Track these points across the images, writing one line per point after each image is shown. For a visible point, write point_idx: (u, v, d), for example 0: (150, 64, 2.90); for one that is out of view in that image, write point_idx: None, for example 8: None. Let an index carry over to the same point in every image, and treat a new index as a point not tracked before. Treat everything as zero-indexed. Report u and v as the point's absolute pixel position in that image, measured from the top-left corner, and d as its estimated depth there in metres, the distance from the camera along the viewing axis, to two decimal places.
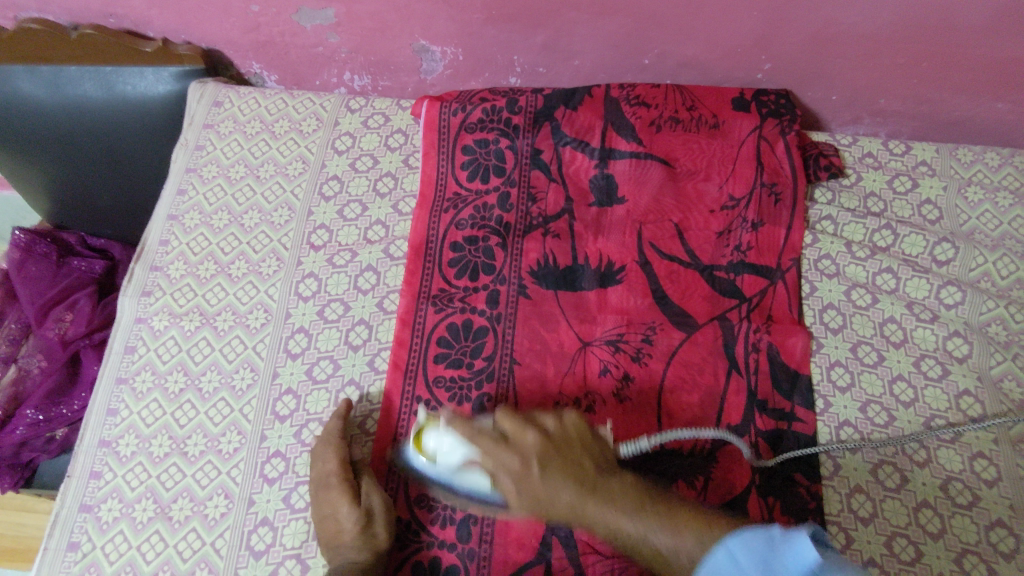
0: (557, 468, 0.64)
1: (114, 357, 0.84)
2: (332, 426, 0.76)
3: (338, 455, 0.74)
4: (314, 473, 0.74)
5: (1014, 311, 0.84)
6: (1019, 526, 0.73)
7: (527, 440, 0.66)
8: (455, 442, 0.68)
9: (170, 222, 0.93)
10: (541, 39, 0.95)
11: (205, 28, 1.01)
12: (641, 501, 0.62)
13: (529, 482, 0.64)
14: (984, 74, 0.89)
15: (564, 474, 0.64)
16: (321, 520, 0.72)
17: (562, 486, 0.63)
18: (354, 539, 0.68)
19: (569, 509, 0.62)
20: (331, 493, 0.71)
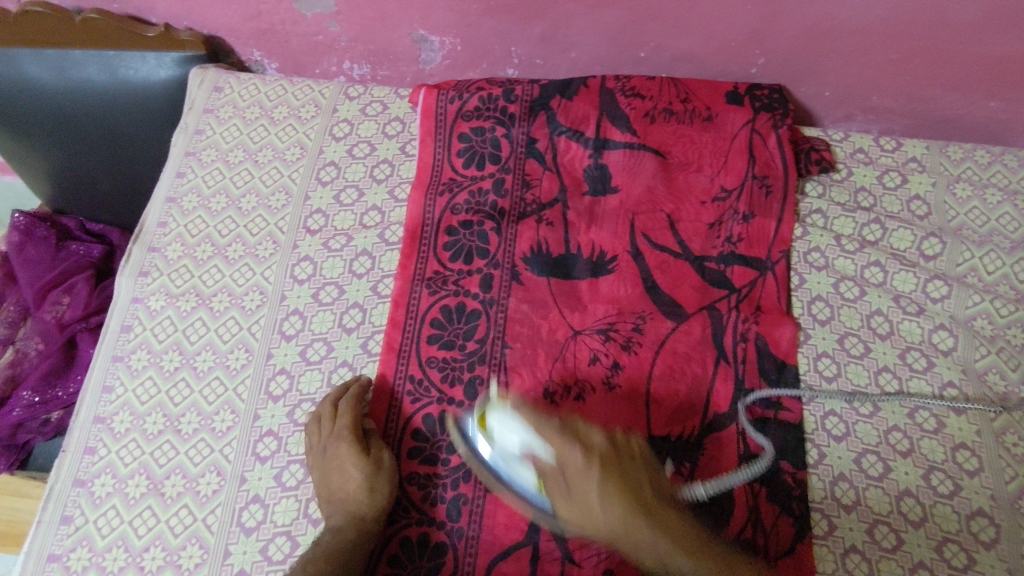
0: (610, 478, 0.65)
1: (110, 335, 0.85)
2: (353, 389, 0.79)
3: (351, 415, 0.76)
4: (325, 426, 0.76)
5: (1000, 305, 0.86)
6: (999, 515, 0.74)
7: (573, 457, 0.66)
8: (518, 429, 0.69)
9: (168, 204, 0.94)
10: (538, 31, 0.96)
11: (206, 15, 1.01)
12: (689, 550, 0.62)
13: (579, 485, 0.65)
14: (974, 72, 0.90)
15: (619, 496, 0.64)
16: (323, 474, 0.74)
17: (610, 506, 0.64)
18: (357, 498, 0.71)
19: (614, 532, 0.64)
20: (340, 450, 0.74)
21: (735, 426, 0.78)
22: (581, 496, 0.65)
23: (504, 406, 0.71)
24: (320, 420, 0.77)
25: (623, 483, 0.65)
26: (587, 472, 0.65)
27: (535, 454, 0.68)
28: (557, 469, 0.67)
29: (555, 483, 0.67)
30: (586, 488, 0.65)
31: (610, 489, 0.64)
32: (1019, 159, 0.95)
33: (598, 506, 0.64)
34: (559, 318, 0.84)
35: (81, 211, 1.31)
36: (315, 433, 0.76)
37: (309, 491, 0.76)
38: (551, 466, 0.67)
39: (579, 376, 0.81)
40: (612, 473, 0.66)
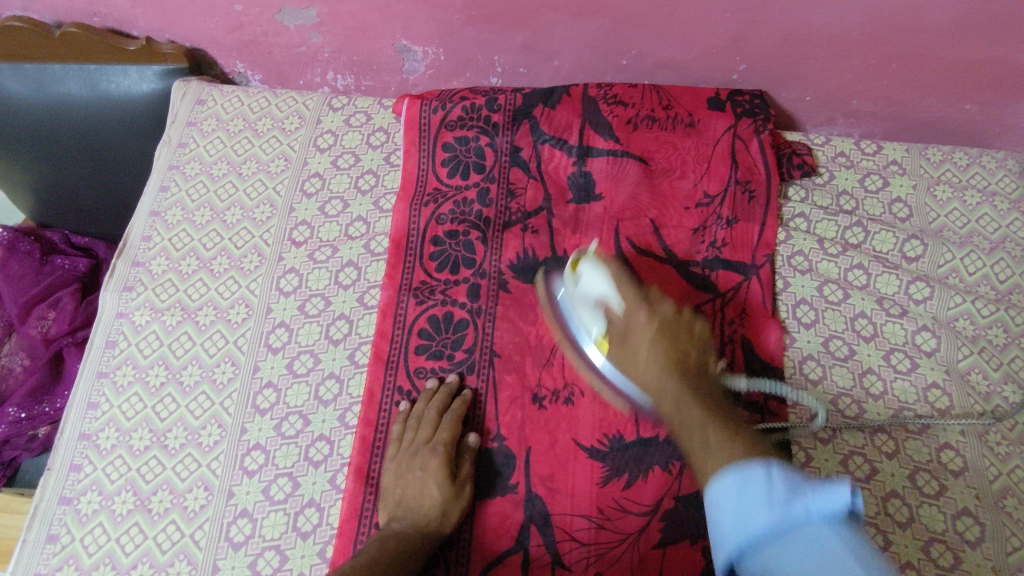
0: (661, 342, 0.72)
1: (95, 351, 0.85)
2: (456, 404, 0.79)
3: (452, 431, 0.77)
4: (421, 433, 0.77)
5: (981, 306, 0.86)
6: (984, 514, 0.75)
7: (639, 318, 0.73)
8: (603, 279, 0.76)
9: (152, 218, 0.94)
10: (520, 40, 0.96)
11: (188, 28, 1.01)
12: (711, 428, 0.63)
13: (642, 364, 0.72)
14: (951, 76, 0.91)
15: (663, 357, 0.71)
16: (402, 476, 0.75)
17: (671, 380, 0.69)
18: (432, 508, 0.72)
19: (649, 377, 0.71)
20: (430, 460, 0.75)
21: None
22: (637, 352, 0.73)
23: (594, 256, 0.79)
24: (413, 426, 0.78)
25: (680, 361, 0.71)
26: (646, 335, 0.73)
27: (607, 302, 0.76)
28: (620, 325, 0.74)
29: (614, 342, 0.74)
30: (641, 337, 0.73)
31: (678, 381, 0.68)
32: (996, 160, 0.96)
33: (644, 351, 0.72)
34: (546, 325, 0.84)
35: (66, 225, 1.30)
36: (406, 439, 0.78)
37: (297, 504, 0.75)
38: (617, 323, 0.75)
39: (567, 379, 0.81)
40: (665, 339, 0.72)
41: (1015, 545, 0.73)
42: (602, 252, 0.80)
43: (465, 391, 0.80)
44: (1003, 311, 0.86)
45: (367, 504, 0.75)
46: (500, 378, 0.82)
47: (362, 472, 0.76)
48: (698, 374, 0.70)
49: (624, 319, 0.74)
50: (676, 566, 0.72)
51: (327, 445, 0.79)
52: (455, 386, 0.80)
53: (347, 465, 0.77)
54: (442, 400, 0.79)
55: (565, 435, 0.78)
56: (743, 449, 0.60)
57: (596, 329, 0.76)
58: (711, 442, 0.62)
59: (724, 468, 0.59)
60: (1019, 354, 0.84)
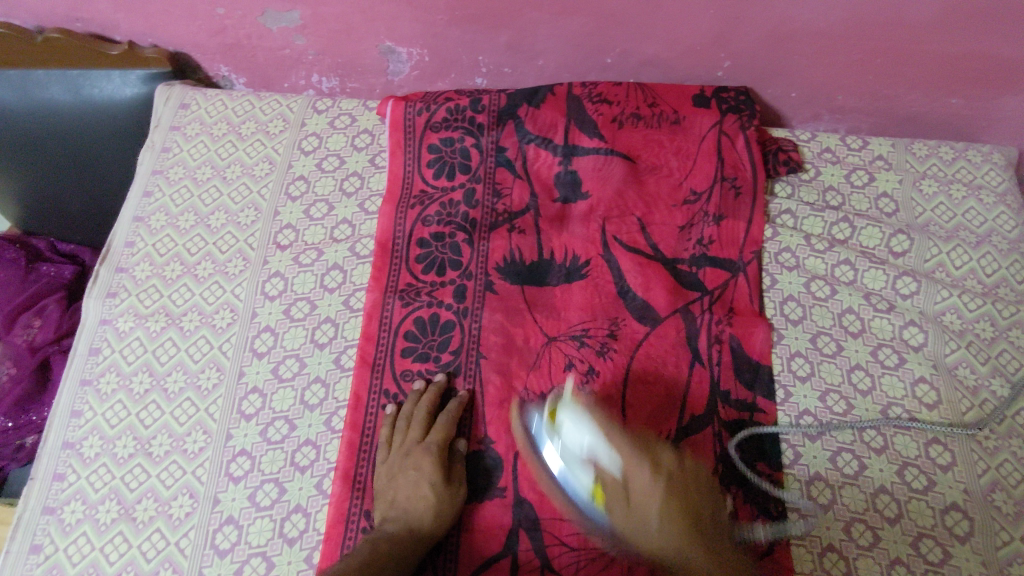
0: (671, 506, 0.65)
1: (78, 359, 0.84)
2: (451, 405, 0.79)
3: (444, 432, 0.76)
4: (413, 434, 0.77)
5: (968, 300, 0.86)
6: (973, 509, 0.75)
7: (641, 479, 0.66)
8: (590, 431, 0.69)
9: (136, 223, 0.93)
10: (505, 39, 0.96)
11: (171, 31, 1.01)
12: (689, 542, 0.64)
13: (641, 509, 0.66)
14: (935, 70, 0.91)
15: (679, 519, 0.65)
16: (394, 477, 0.75)
17: (671, 538, 0.64)
18: (425, 510, 0.71)
19: (665, 543, 0.65)
20: (422, 461, 0.74)
21: (711, 428, 0.79)
22: (644, 509, 0.66)
23: (572, 405, 0.73)
24: (402, 428, 0.78)
25: (687, 508, 0.66)
26: (649, 499, 0.66)
27: (597, 460, 0.68)
28: (621, 486, 0.67)
29: (618, 501, 0.67)
30: (648, 500, 0.66)
31: (671, 516, 0.65)
32: (982, 154, 0.97)
33: (653, 487, 0.66)
34: (533, 326, 0.84)
35: (52, 233, 1.27)
36: (399, 439, 0.77)
37: (283, 510, 0.75)
38: (614, 478, 0.68)
39: (555, 382, 0.81)
40: (676, 500, 0.66)
41: (1004, 539, 0.73)
42: (580, 397, 0.74)
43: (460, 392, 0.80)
44: (990, 304, 0.86)
45: (355, 507, 0.74)
46: (488, 379, 0.81)
47: (349, 475, 0.76)
48: (699, 519, 0.66)
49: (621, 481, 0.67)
50: None
51: (313, 450, 0.78)
52: (443, 385, 0.80)
53: (333, 469, 0.77)
54: (432, 401, 0.79)
55: None
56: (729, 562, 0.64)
57: (586, 479, 0.69)
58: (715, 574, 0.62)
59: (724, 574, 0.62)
60: (1006, 348, 0.84)
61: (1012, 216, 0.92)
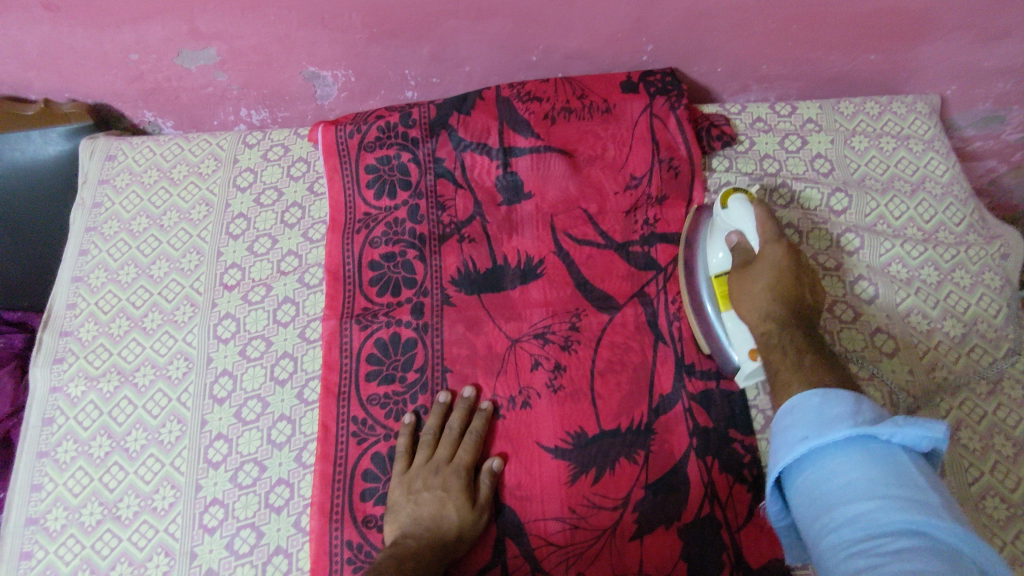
0: (780, 281, 0.73)
1: (31, 432, 0.81)
2: (476, 423, 0.78)
3: (474, 452, 0.76)
4: (441, 451, 0.76)
5: (911, 248, 0.89)
6: (942, 451, 0.76)
7: (773, 252, 0.74)
8: (747, 216, 0.76)
9: (75, 284, 0.91)
10: (427, 51, 0.96)
11: (87, 83, 0.99)
12: (802, 356, 0.68)
13: (754, 308, 0.74)
14: (849, 29, 0.93)
15: (779, 293, 0.73)
16: (415, 494, 0.73)
17: (769, 323, 0.72)
18: (451, 529, 0.71)
19: (764, 319, 0.73)
20: (451, 480, 0.74)
21: (680, 404, 0.79)
22: (754, 292, 0.74)
23: (746, 193, 0.78)
24: (428, 443, 0.77)
25: (798, 317, 0.72)
26: (769, 267, 0.74)
27: (744, 235, 0.77)
28: (757, 259, 0.75)
29: (737, 278, 0.76)
30: (765, 266, 0.74)
31: (782, 316, 0.72)
32: (906, 105, 0.99)
33: (761, 292, 0.74)
34: (494, 332, 0.83)
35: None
36: (420, 456, 0.76)
37: (264, 554, 0.73)
38: (755, 255, 0.76)
39: (522, 384, 0.81)
40: (784, 289, 0.72)
41: (974, 475, 0.75)
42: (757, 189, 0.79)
43: (483, 406, 0.79)
44: (932, 250, 0.88)
45: (336, 540, 0.73)
46: (456, 391, 0.81)
47: (326, 509, 0.74)
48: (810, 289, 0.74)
49: (756, 251, 0.76)
50: (654, 554, 0.72)
51: (287, 488, 0.77)
52: (471, 400, 0.79)
53: (309, 505, 0.75)
54: (461, 417, 0.78)
55: (528, 439, 0.78)
56: (821, 373, 0.66)
57: (721, 257, 0.80)
58: (802, 365, 0.68)
59: (808, 389, 0.65)
60: (952, 289, 0.86)
61: (942, 160, 0.95)
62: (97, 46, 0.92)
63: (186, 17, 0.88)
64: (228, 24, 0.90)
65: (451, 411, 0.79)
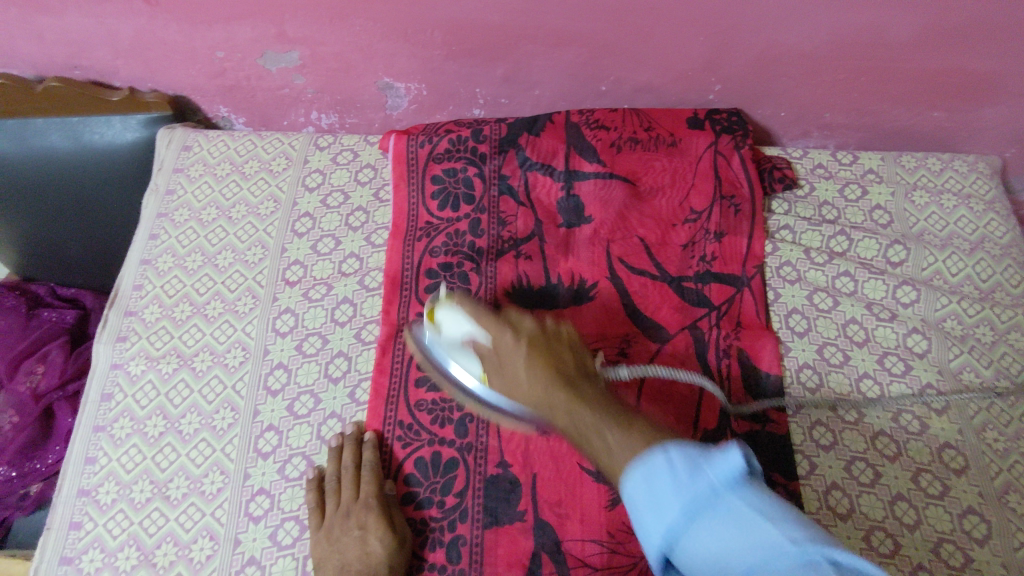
0: (536, 358, 0.59)
1: (90, 405, 0.83)
2: (367, 455, 0.77)
3: (376, 482, 0.76)
4: (346, 493, 0.75)
5: (967, 306, 0.89)
6: (989, 512, 0.76)
7: (506, 339, 0.62)
8: (463, 321, 0.68)
9: (143, 266, 0.94)
10: (501, 72, 0.98)
11: (171, 75, 1.02)
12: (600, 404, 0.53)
13: (505, 358, 0.62)
14: (916, 86, 0.95)
15: (542, 363, 0.59)
16: (337, 542, 0.72)
17: (582, 387, 0.56)
18: (379, 564, 0.70)
19: (534, 395, 0.58)
20: (365, 517, 0.73)
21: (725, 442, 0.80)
22: (509, 368, 0.61)
23: (449, 299, 0.71)
24: (334, 489, 0.76)
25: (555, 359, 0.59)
26: (518, 347, 0.61)
27: (474, 339, 0.66)
28: (492, 351, 0.64)
29: (494, 371, 0.64)
30: (508, 352, 0.62)
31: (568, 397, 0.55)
32: (967, 164, 1.00)
33: (522, 370, 0.59)
34: None
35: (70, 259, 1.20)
36: (330, 505, 0.75)
37: (306, 548, 0.75)
38: (489, 349, 0.65)
39: None
40: (542, 356, 0.59)
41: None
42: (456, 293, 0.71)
43: (368, 438, 0.79)
44: (989, 309, 0.88)
45: None
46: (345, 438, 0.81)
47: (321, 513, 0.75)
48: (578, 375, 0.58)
49: (489, 348, 0.65)
50: None
51: None
52: (357, 435, 0.79)
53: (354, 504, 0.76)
54: (352, 453, 0.78)
55: (570, 459, 0.77)
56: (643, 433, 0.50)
57: (475, 369, 0.68)
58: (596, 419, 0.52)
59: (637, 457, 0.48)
60: (1007, 350, 0.86)
61: (1002, 222, 0.95)
62: (187, 41, 0.96)
63: (277, 21, 0.92)
64: (315, 31, 0.93)
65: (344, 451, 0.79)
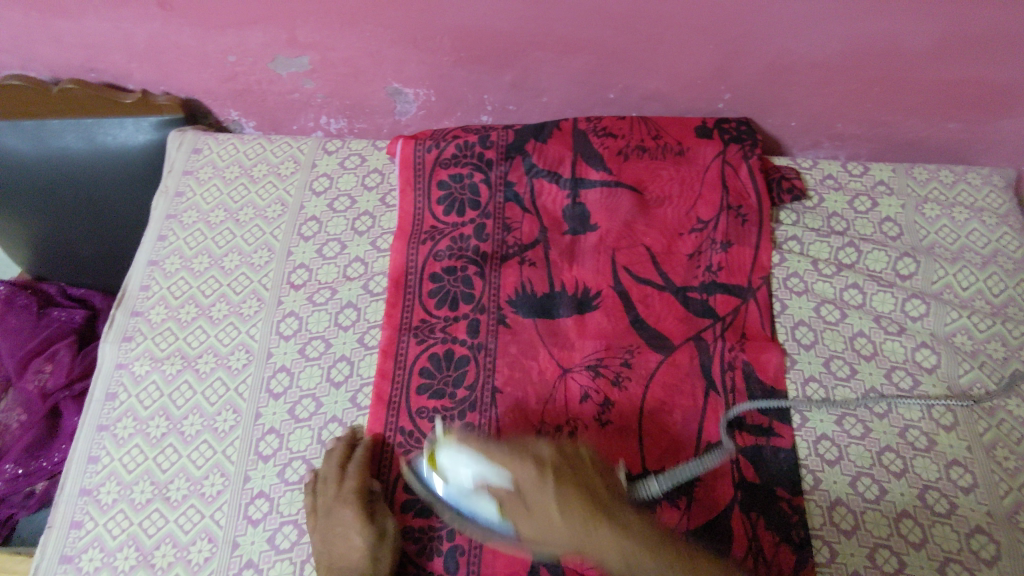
0: (569, 495, 0.66)
1: (94, 404, 0.84)
2: (356, 452, 0.77)
3: (359, 479, 0.75)
4: (327, 489, 0.75)
5: (978, 320, 0.87)
6: (998, 532, 0.74)
7: (527, 475, 0.68)
8: (470, 462, 0.71)
9: (150, 267, 0.94)
10: (509, 78, 0.98)
11: (184, 79, 1.03)
12: (622, 533, 0.64)
13: (541, 514, 0.66)
14: (930, 96, 0.94)
15: (576, 510, 0.65)
16: (325, 533, 0.73)
17: (602, 529, 0.64)
18: (360, 560, 0.69)
19: (575, 540, 0.64)
20: (345, 513, 0.72)
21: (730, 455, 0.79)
22: (541, 516, 0.66)
23: (453, 440, 0.73)
24: (318, 485, 0.76)
25: (584, 495, 0.67)
26: (554, 505, 0.65)
27: (490, 484, 0.70)
28: (514, 493, 0.68)
29: (522, 514, 0.67)
30: (549, 507, 0.65)
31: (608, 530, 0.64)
32: (981, 177, 0.99)
33: (559, 522, 0.64)
34: (548, 358, 0.84)
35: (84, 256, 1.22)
36: (314, 501, 0.75)
37: (303, 553, 0.74)
38: (508, 492, 0.69)
39: (570, 414, 0.81)
40: (578, 494, 0.66)
41: None
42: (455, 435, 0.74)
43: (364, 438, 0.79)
44: (1000, 324, 0.87)
45: None
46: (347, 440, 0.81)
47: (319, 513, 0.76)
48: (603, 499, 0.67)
49: (513, 488, 0.68)
50: None
51: None
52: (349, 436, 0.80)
53: None
54: (339, 450, 0.77)
55: None
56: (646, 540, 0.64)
57: (489, 508, 0.70)
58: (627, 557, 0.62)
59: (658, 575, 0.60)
60: (1019, 367, 0.84)
61: (1015, 236, 0.94)
62: (200, 45, 0.97)
63: (288, 25, 0.93)
64: (326, 36, 0.94)
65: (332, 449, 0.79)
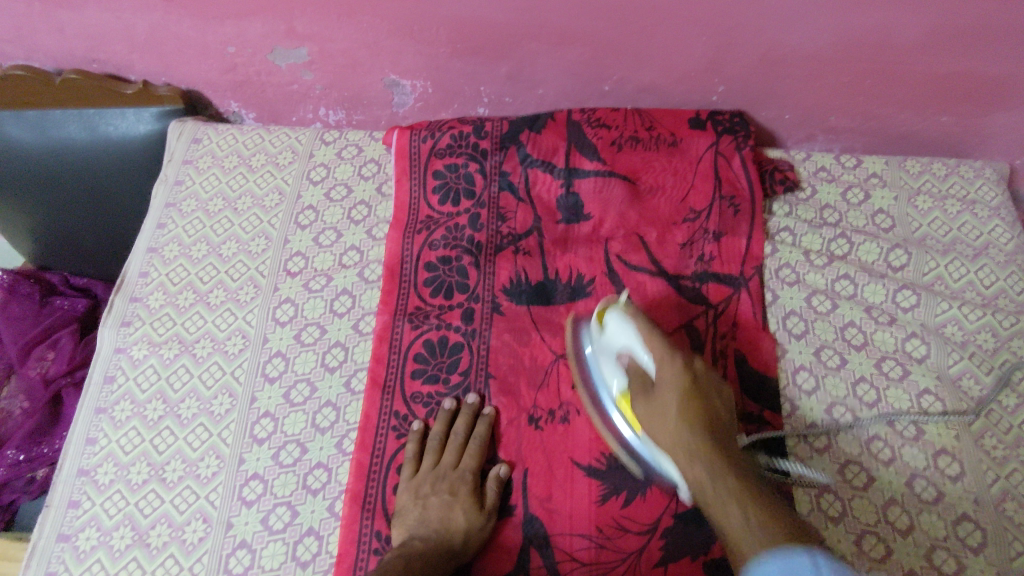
0: (687, 407, 0.69)
1: (92, 387, 0.85)
2: (479, 428, 0.79)
3: (479, 458, 0.78)
4: (447, 457, 0.78)
5: (968, 311, 0.88)
6: (984, 519, 0.75)
7: (670, 371, 0.70)
8: (629, 334, 0.72)
9: (149, 255, 0.96)
10: (505, 70, 0.99)
11: (184, 70, 1.05)
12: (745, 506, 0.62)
13: (658, 408, 0.70)
14: (923, 90, 0.94)
15: (693, 420, 0.68)
16: (423, 498, 0.76)
17: (696, 465, 0.66)
18: (455, 531, 0.72)
19: (679, 450, 0.68)
20: (458, 487, 0.76)
21: None
22: (659, 398, 0.70)
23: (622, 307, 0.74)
24: (435, 449, 0.79)
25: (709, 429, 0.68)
26: (671, 391, 0.69)
27: (632, 357, 0.73)
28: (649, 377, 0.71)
29: (639, 396, 0.71)
30: (666, 396, 0.70)
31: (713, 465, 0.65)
32: (974, 170, 0.99)
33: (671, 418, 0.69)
34: (540, 345, 0.85)
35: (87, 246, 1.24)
36: (428, 462, 0.78)
37: (296, 533, 0.75)
38: (648, 373, 0.71)
39: (563, 400, 0.81)
40: (693, 399, 0.69)
41: (1019, 548, 0.73)
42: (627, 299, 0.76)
43: (488, 412, 0.80)
44: (990, 315, 0.87)
45: (366, 528, 0.75)
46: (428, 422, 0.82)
47: (359, 496, 0.76)
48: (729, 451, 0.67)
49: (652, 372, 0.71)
50: None
51: (325, 472, 0.79)
52: (474, 407, 0.81)
53: (344, 491, 0.77)
54: (465, 422, 0.80)
55: (562, 453, 0.78)
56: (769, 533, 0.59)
57: (616, 384, 0.75)
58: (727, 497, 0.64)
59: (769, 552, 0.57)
60: (1008, 357, 0.85)
61: (1007, 229, 0.94)
62: (200, 36, 0.98)
63: (287, 17, 0.94)
64: (323, 27, 0.95)
65: (456, 417, 0.81)
